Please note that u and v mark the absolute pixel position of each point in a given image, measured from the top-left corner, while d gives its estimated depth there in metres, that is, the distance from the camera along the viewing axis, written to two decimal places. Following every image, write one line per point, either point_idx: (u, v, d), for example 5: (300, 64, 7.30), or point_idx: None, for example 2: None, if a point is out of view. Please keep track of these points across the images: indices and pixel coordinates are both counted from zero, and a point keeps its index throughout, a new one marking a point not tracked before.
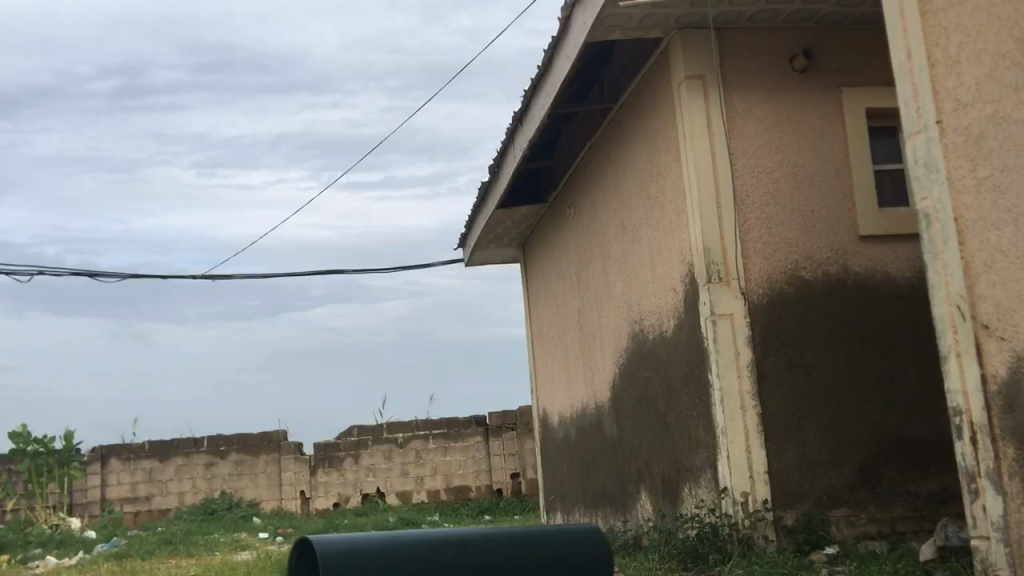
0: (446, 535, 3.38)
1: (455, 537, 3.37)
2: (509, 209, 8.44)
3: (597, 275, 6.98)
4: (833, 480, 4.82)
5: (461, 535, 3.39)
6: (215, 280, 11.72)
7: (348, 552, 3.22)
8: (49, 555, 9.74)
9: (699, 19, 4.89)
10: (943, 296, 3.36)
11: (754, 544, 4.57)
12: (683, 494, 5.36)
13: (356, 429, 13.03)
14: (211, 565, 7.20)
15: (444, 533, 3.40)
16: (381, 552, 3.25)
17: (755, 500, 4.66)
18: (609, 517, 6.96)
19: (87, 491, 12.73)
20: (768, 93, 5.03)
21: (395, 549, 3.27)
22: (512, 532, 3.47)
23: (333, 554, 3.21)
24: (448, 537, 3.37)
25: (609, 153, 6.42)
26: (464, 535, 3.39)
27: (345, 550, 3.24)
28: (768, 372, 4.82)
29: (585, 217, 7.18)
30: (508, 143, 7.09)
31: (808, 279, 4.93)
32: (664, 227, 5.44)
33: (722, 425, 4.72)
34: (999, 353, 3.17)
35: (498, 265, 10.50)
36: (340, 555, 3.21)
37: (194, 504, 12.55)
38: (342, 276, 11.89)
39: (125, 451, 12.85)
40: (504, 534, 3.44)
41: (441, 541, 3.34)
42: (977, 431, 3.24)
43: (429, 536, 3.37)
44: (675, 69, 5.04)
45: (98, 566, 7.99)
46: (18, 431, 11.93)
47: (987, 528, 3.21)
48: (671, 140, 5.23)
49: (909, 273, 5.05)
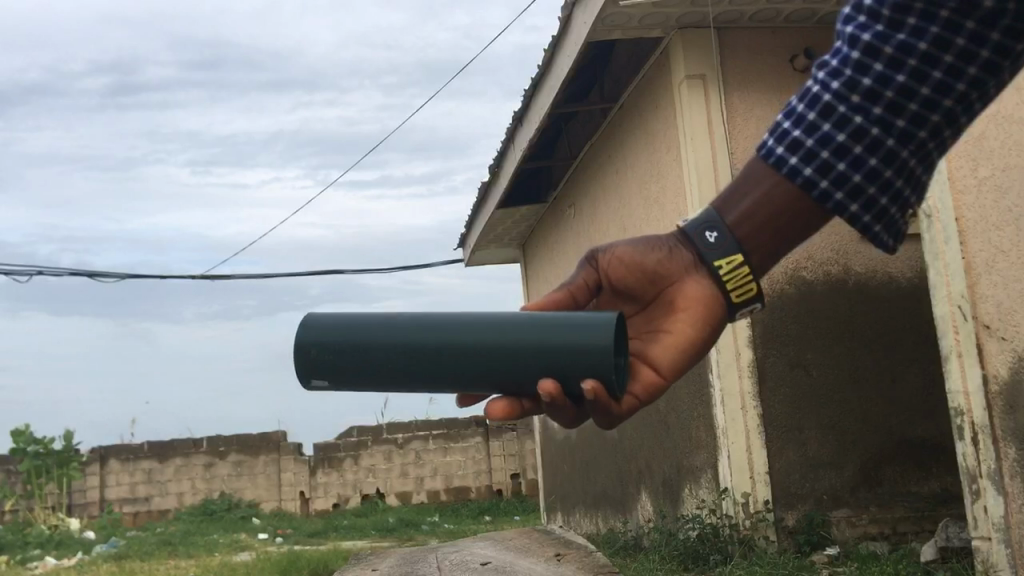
0: (485, 324, 1.52)
1: (493, 346, 1.50)
2: (509, 209, 8.43)
3: None
4: (834, 480, 4.81)
5: (496, 359, 1.49)
6: (213, 280, 11.76)
7: (341, 343, 1.54)
8: (48, 556, 9.75)
9: (699, 18, 4.87)
10: (943, 296, 3.37)
11: (755, 544, 4.55)
12: (683, 495, 5.36)
13: (356, 430, 13.00)
14: (211, 565, 7.22)
15: (472, 333, 1.51)
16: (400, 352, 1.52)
17: (756, 500, 4.66)
18: (609, 517, 6.96)
19: (87, 492, 12.79)
20: (769, 93, 5.01)
21: (394, 387, 1.56)
22: (551, 398, 1.47)
23: (325, 329, 1.55)
24: (484, 327, 1.52)
25: (609, 153, 6.41)
26: (508, 338, 1.50)
27: (339, 325, 1.56)
28: (768, 372, 4.81)
29: (585, 217, 7.18)
30: (507, 142, 7.08)
31: (808, 280, 4.91)
32: (664, 227, 5.44)
33: (723, 425, 4.73)
34: (999, 353, 3.15)
35: (497, 264, 10.51)
36: (319, 355, 1.54)
37: (193, 505, 12.58)
38: (336, 275, 11.89)
39: (125, 451, 12.90)
40: (603, 352, 1.48)
41: (450, 365, 1.50)
42: (979, 431, 3.24)
43: (433, 344, 1.51)
44: (675, 69, 5.03)
45: (97, 567, 8.01)
46: (19, 431, 12.07)
47: (988, 528, 3.21)
48: (671, 140, 5.22)
49: (909, 274, 5.04)
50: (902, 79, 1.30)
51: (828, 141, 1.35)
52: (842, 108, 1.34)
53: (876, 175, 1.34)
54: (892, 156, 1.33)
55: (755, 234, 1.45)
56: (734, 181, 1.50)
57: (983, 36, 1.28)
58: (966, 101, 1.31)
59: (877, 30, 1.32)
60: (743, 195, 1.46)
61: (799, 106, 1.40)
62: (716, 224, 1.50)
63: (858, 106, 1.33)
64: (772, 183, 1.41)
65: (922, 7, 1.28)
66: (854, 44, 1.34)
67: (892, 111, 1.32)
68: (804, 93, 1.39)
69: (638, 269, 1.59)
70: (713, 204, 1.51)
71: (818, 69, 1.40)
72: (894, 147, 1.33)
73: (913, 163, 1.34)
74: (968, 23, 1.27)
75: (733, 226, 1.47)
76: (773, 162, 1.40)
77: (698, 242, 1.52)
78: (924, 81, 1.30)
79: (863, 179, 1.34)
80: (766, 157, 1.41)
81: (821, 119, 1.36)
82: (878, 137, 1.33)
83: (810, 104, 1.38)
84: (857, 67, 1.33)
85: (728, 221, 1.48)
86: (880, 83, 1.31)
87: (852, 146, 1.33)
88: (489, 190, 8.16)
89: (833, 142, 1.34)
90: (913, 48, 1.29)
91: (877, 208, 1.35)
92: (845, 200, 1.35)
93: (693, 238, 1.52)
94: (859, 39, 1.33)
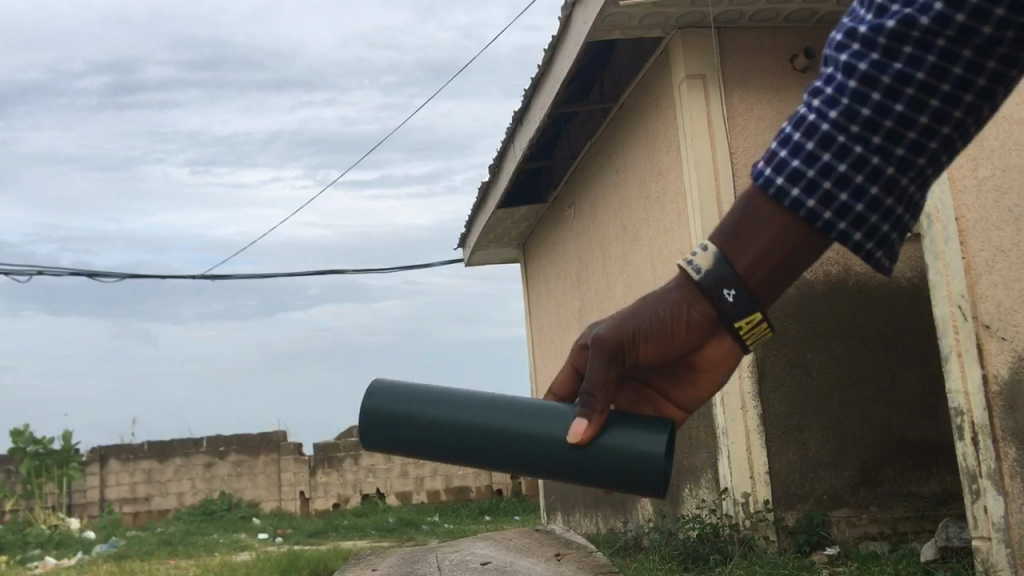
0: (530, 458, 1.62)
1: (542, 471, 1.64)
2: (509, 209, 8.44)
3: (597, 275, 6.99)
4: (834, 480, 4.81)
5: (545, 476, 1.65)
6: (214, 280, 11.77)
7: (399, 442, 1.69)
8: (48, 556, 9.75)
9: (699, 19, 4.87)
10: (943, 296, 3.37)
11: (756, 544, 4.55)
12: (683, 495, 5.37)
13: (355, 430, 13.00)
14: (210, 565, 7.23)
15: (524, 415, 1.62)
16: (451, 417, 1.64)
17: (756, 500, 4.66)
18: (609, 518, 6.97)
19: (87, 492, 12.81)
20: (769, 92, 5.01)
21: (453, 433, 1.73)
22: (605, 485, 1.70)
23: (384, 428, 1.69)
24: (536, 416, 1.61)
25: (609, 154, 6.41)
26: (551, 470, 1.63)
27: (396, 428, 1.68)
28: (768, 372, 4.81)
29: (585, 217, 7.19)
30: (508, 143, 7.09)
31: (808, 281, 4.91)
32: (664, 228, 5.45)
33: (723, 425, 4.73)
34: (1000, 353, 3.15)
35: (497, 264, 10.52)
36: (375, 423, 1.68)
37: (193, 504, 12.59)
38: (336, 275, 11.88)
39: (125, 451, 12.92)
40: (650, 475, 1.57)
41: (497, 438, 1.62)
42: (978, 431, 3.24)
43: (486, 422, 1.63)
44: (675, 69, 5.03)
45: (97, 567, 7.99)
46: (18, 431, 12.06)
47: (987, 528, 3.22)
48: (671, 140, 5.23)
49: (909, 273, 5.05)
50: (900, 108, 1.25)
51: (829, 171, 1.28)
52: (840, 137, 1.28)
53: (878, 203, 1.28)
54: (892, 184, 1.28)
55: (763, 276, 1.41)
56: (732, 216, 1.42)
57: (981, 64, 1.22)
58: (962, 127, 1.27)
59: (872, 59, 1.25)
60: (750, 235, 1.39)
61: (794, 134, 1.32)
62: (733, 279, 1.43)
63: (857, 136, 1.27)
64: (779, 220, 1.35)
65: (920, 34, 1.22)
66: (850, 72, 1.27)
67: (891, 140, 1.26)
68: (798, 120, 1.32)
69: (669, 346, 1.50)
70: (716, 245, 1.43)
71: (809, 96, 1.33)
72: (895, 175, 1.27)
73: (913, 190, 1.29)
74: (967, 50, 1.21)
75: (742, 271, 1.41)
76: (773, 194, 1.33)
77: (719, 302, 1.46)
78: (922, 111, 1.25)
79: (865, 207, 1.28)
80: (764, 187, 1.34)
81: (820, 149, 1.29)
82: (879, 166, 1.27)
83: (806, 134, 1.31)
84: (854, 96, 1.26)
85: (739, 269, 1.41)
86: (878, 114, 1.26)
87: (853, 176, 1.28)
88: (489, 191, 8.17)
89: (834, 173, 1.28)
90: (911, 77, 1.23)
91: (879, 236, 1.30)
92: (848, 230, 1.29)
93: (712, 298, 1.46)
94: (855, 68, 1.26)
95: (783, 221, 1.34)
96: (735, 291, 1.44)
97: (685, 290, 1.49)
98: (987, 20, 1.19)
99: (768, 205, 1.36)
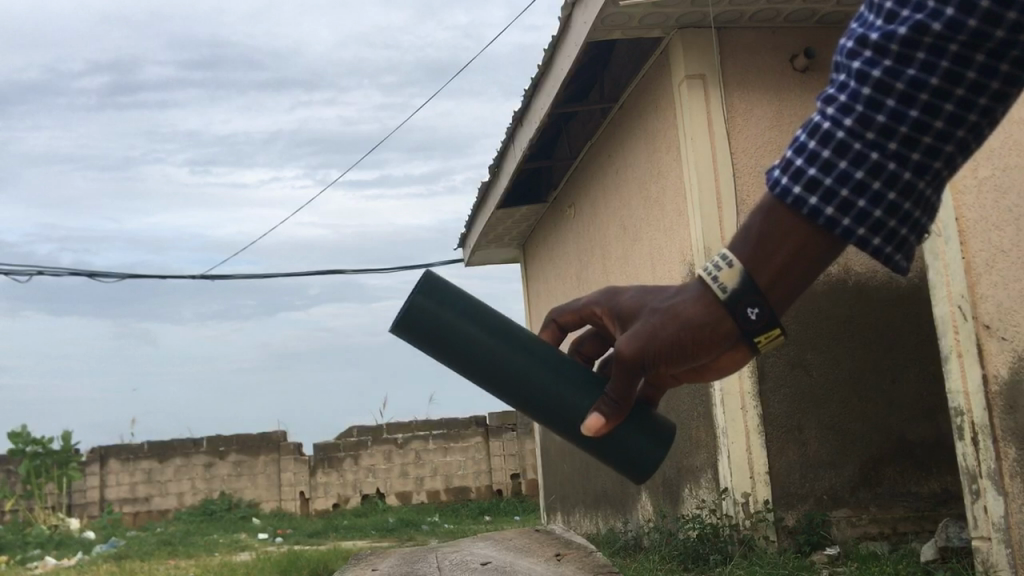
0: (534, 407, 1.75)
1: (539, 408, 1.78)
2: (509, 209, 8.44)
3: (597, 275, 6.99)
4: (834, 480, 4.81)
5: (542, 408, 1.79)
6: (212, 280, 11.76)
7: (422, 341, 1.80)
8: (49, 556, 9.76)
9: (699, 18, 4.87)
10: (943, 296, 3.37)
11: (756, 544, 4.55)
12: (683, 495, 5.37)
13: (355, 430, 13.00)
14: (209, 565, 7.24)
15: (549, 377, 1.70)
16: (479, 345, 1.73)
17: (756, 500, 4.66)
18: (609, 517, 6.97)
19: (87, 492, 12.82)
20: (769, 93, 5.01)
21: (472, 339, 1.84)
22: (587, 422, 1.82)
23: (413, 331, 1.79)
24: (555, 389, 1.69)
25: (609, 153, 6.42)
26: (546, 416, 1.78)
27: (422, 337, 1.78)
28: (768, 372, 4.81)
29: (585, 217, 7.18)
30: (508, 142, 7.09)
31: None
32: (664, 227, 5.45)
33: (723, 424, 4.74)
34: (1000, 353, 3.15)
35: (497, 264, 10.51)
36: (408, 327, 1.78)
37: (193, 505, 12.60)
38: (336, 275, 11.87)
39: (125, 451, 12.92)
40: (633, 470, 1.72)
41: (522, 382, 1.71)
42: (979, 431, 3.24)
43: (506, 366, 1.73)
44: (675, 69, 5.03)
45: (97, 566, 8.00)
46: (17, 431, 12.05)
47: (987, 528, 3.22)
48: (671, 140, 5.23)
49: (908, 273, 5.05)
50: (915, 114, 1.19)
51: (846, 178, 1.21)
52: (856, 145, 1.21)
53: (898, 209, 1.21)
54: (909, 189, 1.21)
55: (786, 289, 1.31)
56: (751, 228, 1.31)
57: (994, 67, 1.18)
58: (977, 130, 1.21)
59: (886, 65, 1.20)
60: (771, 249, 1.29)
61: (808, 143, 1.25)
62: (756, 297, 1.31)
63: (872, 143, 1.21)
64: (797, 230, 1.26)
65: (932, 40, 1.17)
66: (862, 80, 1.21)
67: (908, 146, 1.20)
68: (810, 129, 1.25)
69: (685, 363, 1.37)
70: (738, 258, 1.31)
71: (820, 104, 1.27)
72: (912, 181, 1.21)
73: (931, 194, 1.23)
74: (980, 54, 1.17)
75: (765, 286, 1.30)
76: (790, 204, 1.25)
77: (740, 320, 1.32)
78: (938, 116, 1.19)
79: (883, 213, 1.21)
80: (781, 197, 1.26)
81: (836, 157, 1.22)
82: (896, 171, 1.20)
83: (822, 141, 1.23)
84: (868, 103, 1.21)
85: (762, 284, 1.30)
86: (894, 120, 1.20)
87: (871, 182, 1.21)
88: (489, 190, 8.17)
89: (852, 180, 1.21)
90: (925, 83, 1.19)
91: (898, 242, 1.22)
92: (868, 236, 1.21)
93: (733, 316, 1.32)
94: (869, 75, 1.21)
95: (801, 231, 1.26)
96: (758, 309, 1.32)
97: (704, 305, 1.34)
98: (1000, 23, 1.16)
99: (786, 217, 1.27)
